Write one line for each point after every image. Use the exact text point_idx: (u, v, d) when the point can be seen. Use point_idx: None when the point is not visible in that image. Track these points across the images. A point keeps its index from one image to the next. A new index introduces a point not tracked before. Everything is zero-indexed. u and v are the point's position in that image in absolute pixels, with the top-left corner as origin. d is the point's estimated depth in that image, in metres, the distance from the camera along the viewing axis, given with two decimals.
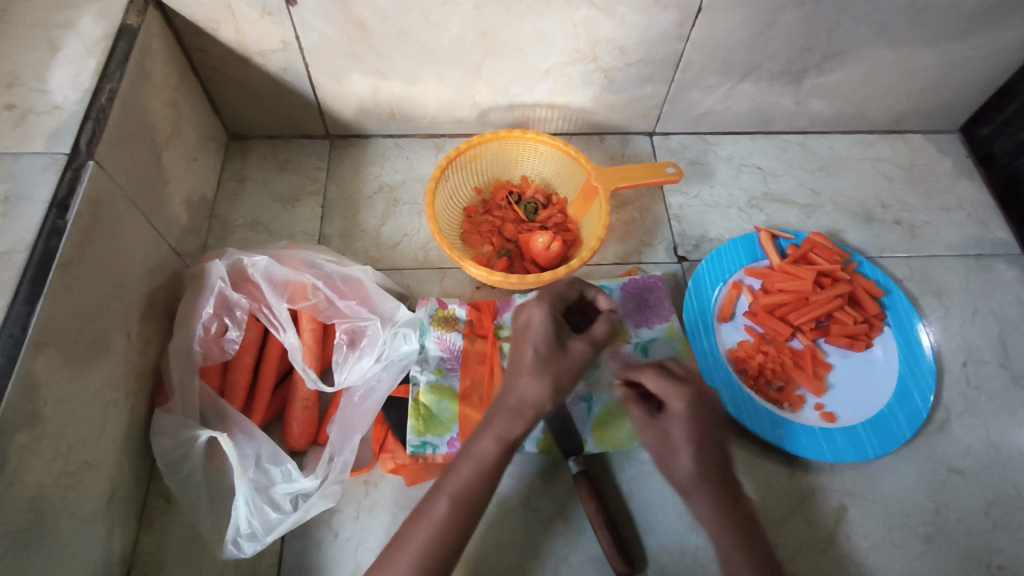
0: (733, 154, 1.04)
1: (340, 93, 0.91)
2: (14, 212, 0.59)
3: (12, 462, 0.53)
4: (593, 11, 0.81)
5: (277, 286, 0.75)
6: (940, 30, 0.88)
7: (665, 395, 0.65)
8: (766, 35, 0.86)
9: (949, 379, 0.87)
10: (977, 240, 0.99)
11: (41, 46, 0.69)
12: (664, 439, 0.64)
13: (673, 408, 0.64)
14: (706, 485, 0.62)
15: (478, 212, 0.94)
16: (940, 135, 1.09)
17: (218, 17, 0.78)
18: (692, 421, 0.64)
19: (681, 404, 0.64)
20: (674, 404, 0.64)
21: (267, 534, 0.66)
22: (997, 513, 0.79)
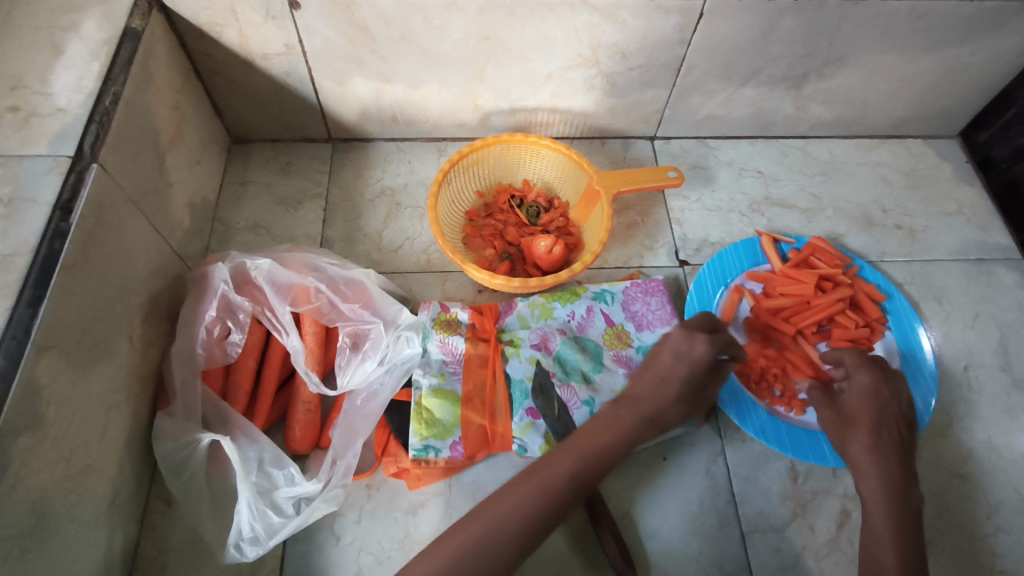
0: (734, 158, 1.04)
1: (343, 96, 0.92)
2: (18, 215, 0.59)
3: (15, 465, 0.52)
4: (595, 16, 0.81)
5: (280, 289, 0.75)
6: (940, 35, 0.88)
7: (852, 370, 0.77)
8: (768, 40, 0.87)
9: (950, 383, 0.87)
10: (977, 245, 0.99)
11: (45, 49, 0.69)
12: (843, 416, 0.75)
13: (859, 380, 0.76)
14: (874, 447, 0.72)
15: (480, 216, 0.94)
16: (939, 140, 1.09)
17: (221, 21, 0.79)
18: (865, 393, 0.75)
19: (865, 376, 0.76)
20: (860, 377, 0.76)
21: (270, 538, 0.66)
22: (999, 517, 0.79)
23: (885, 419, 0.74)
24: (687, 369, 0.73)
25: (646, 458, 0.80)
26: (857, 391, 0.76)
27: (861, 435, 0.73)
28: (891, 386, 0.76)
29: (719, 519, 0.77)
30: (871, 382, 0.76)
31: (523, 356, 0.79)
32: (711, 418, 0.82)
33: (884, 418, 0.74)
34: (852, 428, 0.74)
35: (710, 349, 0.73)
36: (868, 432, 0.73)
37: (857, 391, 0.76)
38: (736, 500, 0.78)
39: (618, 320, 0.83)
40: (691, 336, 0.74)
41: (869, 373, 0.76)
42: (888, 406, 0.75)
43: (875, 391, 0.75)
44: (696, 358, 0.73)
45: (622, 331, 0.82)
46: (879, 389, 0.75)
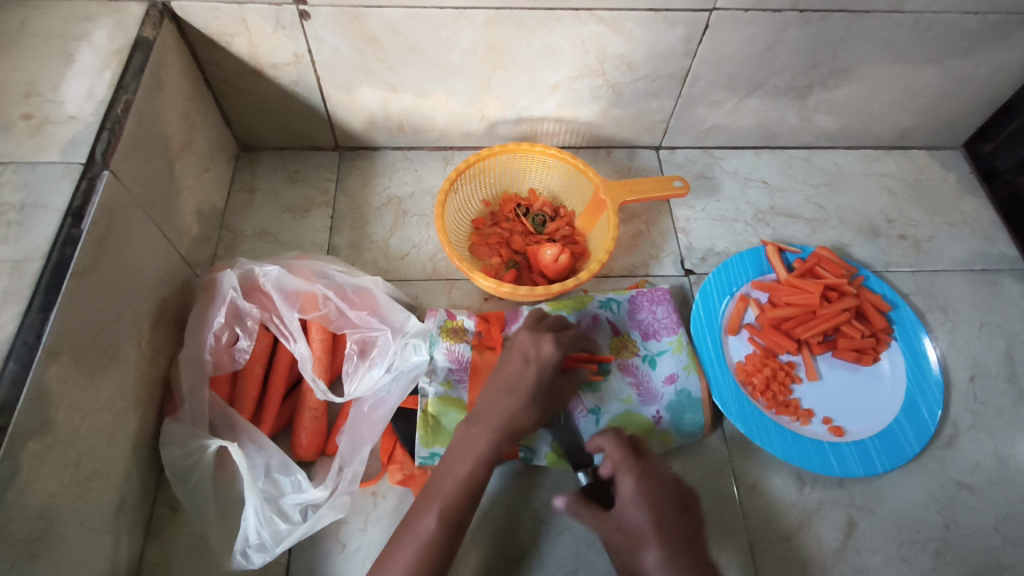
0: (739, 169, 1.05)
1: (350, 106, 0.92)
2: (30, 221, 0.60)
3: (23, 471, 0.52)
4: (602, 27, 0.82)
5: (288, 296, 0.76)
6: (943, 47, 0.89)
7: (617, 471, 0.71)
8: (773, 51, 0.87)
9: (956, 394, 0.87)
10: (981, 255, 0.99)
11: (58, 58, 0.70)
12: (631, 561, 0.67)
13: (625, 484, 0.70)
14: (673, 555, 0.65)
15: (486, 224, 0.94)
16: (944, 151, 1.10)
17: (232, 30, 0.79)
18: (631, 499, 0.69)
19: (631, 479, 0.70)
20: (626, 480, 0.70)
21: (276, 545, 0.65)
22: (1007, 529, 0.79)
23: (659, 520, 0.67)
24: (533, 370, 0.71)
25: None
26: (623, 499, 0.69)
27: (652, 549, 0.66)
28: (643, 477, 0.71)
29: (725, 530, 0.76)
30: (636, 487, 0.69)
31: None
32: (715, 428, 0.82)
33: (668, 517, 0.68)
34: (639, 543, 0.67)
35: (558, 349, 0.73)
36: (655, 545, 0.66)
37: (622, 503, 0.69)
38: (743, 511, 0.78)
39: (624, 328, 0.84)
40: (538, 337, 0.73)
41: (629, 473, 0.70)
42: (663, 506, 0.68)
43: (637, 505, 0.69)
44: (542, 358, 0.72)
45: (628, 339, 0.83)
46: (644, 491, 0.69)
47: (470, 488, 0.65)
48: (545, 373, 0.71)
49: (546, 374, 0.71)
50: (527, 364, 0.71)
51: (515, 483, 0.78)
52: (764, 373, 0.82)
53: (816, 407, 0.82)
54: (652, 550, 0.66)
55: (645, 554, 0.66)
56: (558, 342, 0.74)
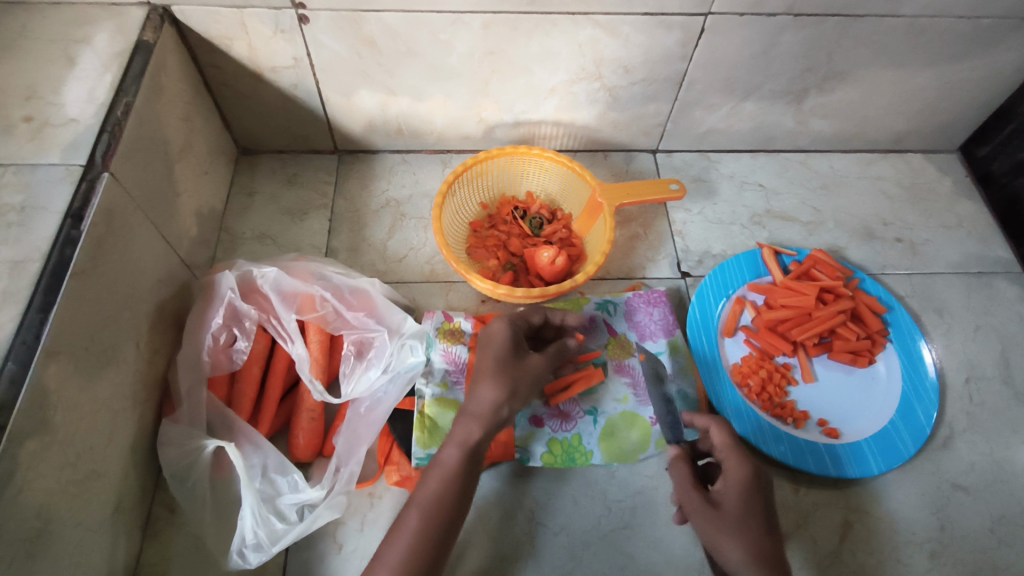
0: (735, 172, 1.05)
1: (349, 109, 0.93)
2: (30, 222, 0.60)
3: (21, 469, 0.53)
4: (599, 31, 0.82)
5: (286, 297, 0.76)
6: (938, 52, 0.90)
7: (727, 457, 0.68)
8: (768, 55, 0.88)
9: (952, 396, 0.87)
10: (977, 258, 1.00)
11: (59, 61, 0.71)
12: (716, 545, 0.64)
13: (735, 472, 0.66)
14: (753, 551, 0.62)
15: (483, 227, 0.95)
16: (939, 155, 1.10)
17: (232, 34, 0.80)
18: (737, 491, 0.66)
19: (745, 470, 0.66)
20: (738, 469, 0.66)
21: (273, 545, 0.66)
22: (1002, 531, 0.79)
23: (760, 524, 0.64)
24: (494, 352, 0.71)
25: (648, 468, 0.80)
26: (731, 487, 0.66)
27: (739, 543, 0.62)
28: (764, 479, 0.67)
29: None
30: (749, 479, 0.66)
31: None
32: None
33: (766, 520, 0.64)
34: (727, 532, 0.64)
35: (505, 325, 0.73)
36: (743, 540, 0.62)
37: (731, 489, 0.66)
38: None
39: (620, 330, 0.85)
40: (488, 325, 0.74)
41: (748, 465, 0.66)
42: (763, 511, 0.65)
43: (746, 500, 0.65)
44: (496, 339, 0.72)
45: (623, 341, 0.84)
46: (756, 487, 0.66)
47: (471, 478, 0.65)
48: (505, 351, 0.71)
49: (506, 352, 0.71)
50: (486, 350, 0.72)
51: (511, 484, 0.78)
52: (759, 375, 0.82)
53: (812, 409, 0.83)
54: (740, 542, 0.62)
55: (729, 542, 0.63)
56: (510, 323, 0.74)
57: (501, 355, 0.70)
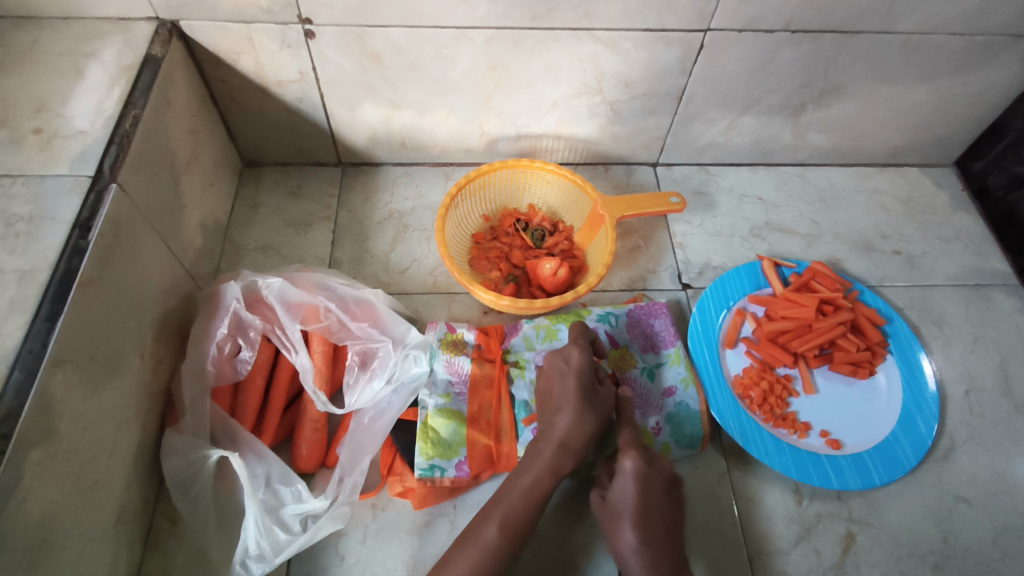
0: (734, 185, 1.06)
1: (353, 122, 0.94)
2: (38, 232, 0.61)
3: (26, 478, 0.53)
4: (599, 46, 0.84)
5: (290, 307, 0.76)
6: (932, 68, 0.91)
7: (620, 452, 0.72)
8: (766, 70, 0.90)
9: (952, 407, 0.88)
10: (975, 271, 1.01)
11: (69, 74, 0.72)
12: (606, 531, 0.70)
13: (625, 466, 0.70)
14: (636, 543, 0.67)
15: (486, 239, 0.96)
16: (935, 169, 1.12)
17: (239, 49, 0.81)
18: (626, 483, 0.70)
19: (629, 461, 0.70)
20: (623, 463, 0.71)
21: (276, 555, 0.65)
22: (1005, 543, 0.79)
23: (644, 513, 0.68)
24: (573, 380, 0.73)
25: None
26: (619, 479, 0.70)
27: (623, 531, 0.68)
28: (653, 466, 0.71)
29: (724, 542, 0.76)
30: (633, 470, 0.70)
31: (527, 378, 0.80)
32: (712, 440, 0.83)
33: (651, 505, 0.69)
34: (616, 523, 0.69)
35: (585, 355, 0.75)
36: (627, 530, 0.68)
37: (619, 482, 0.70)
38: (742, 523, 0.78)
39: (622, 341, 0.85)
40: (564, 351, 0.76)
41: (635, 457, 0.70)
42: (649, 498, 0.69)
43: (631, 484, 0.69)
44: (575, 366, 0.74)
45: (626, 352, 0.84)
46: (640, 478, 0.69)
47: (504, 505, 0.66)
48: (584, 380, 0.73)
49: (585, 380, 0.73)
50: (565, 377, 0.74)
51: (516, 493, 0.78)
52: (761, 386, 0.82)
53: (814, 420, 0.83)
54: (627, 530, 0.68)
55: (619, 530, 0.68)
56: (586, 347, 0.76)
57: (581, 383, 0.73)
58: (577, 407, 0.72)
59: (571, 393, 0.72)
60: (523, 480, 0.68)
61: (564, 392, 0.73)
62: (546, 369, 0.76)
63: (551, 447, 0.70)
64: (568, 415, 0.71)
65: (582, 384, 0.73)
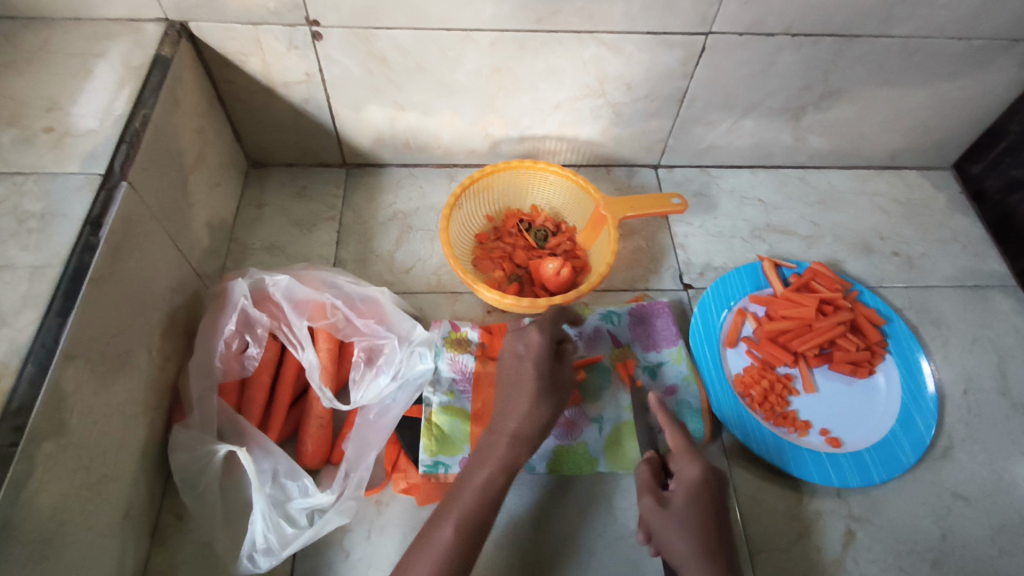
0: (735, 187, 1.07)
1: (358, 123, 0.95)
2: (50, 229, 0.61)
3: (38, 471, 0.54)
4: (602, 49, 0.85)
5: (297, 305, 0.77)
6: (930, 71, 0.93)
7: (681, 459, 0.70)
8: (767, 73, 0.91)
9: (951, 406, 0.89)
10: (973, 272, 1.02)
11: (79, 74, 0.73)
12: (658, 538, 0.66)
13: (689, 473, 0.68)
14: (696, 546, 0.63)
15: (489, 239, 0.97)
16: (933, 172, 1.13)
17: (247, 50, 0.82)
18: (688, 488, 0.67)
19: (695, 470, 0.68)
20: (688, 469, 0.69)
21: (283, 549, 0.66)
22: (1003, 540, 0.80)
23: (708, 522, 0.65)
24: (530, 364, 0.74)
25: None
26: (683, 486, 0.68)
27: (684, 539, 0.64)
28: (718, 479, 0.69)
29: None
30: (700, 478, 0.68)
31: None
32: (714, 438, 0.84)
33: (715, 517, 0.66)
34: (671, 528, 0.65)
35: (545, 337, 0.75)
36: (690, 538, 0.63)
37: (683, 487, 0.68)
38: (743, 520, 0.78)
39: (624, 340, 0.86)
40: (522, 332, 0.76)
41: (703, 467, 0.68)
42: (712, 514, 0.66)
43: (698, 488, 0.67)
44: (534, 350, 0.74)
45: (628, 351, 0.85)
46: (706, 486, 0.67)
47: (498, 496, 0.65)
48: (540, 363, 0.74)
49: (542, 364, 0.74)
50: (521, 360, 0.74)
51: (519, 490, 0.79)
52: (761, 385, 0.83)
53: (813, 419, 0.84)
54: (688, 536, 0.64)
55: (674, 538, 0.64)
56: (547, 331, 0.76)
57: (538, 367, 0.73)
58: (532, 394, 0.72)
59: (528, 377, 0.72)
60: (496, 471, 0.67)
61: (520, 378, 0.73)
62: (506, 352, 0.76)
63: (505, 439, 0.69)
64: (523, 402, 0.71)
65: (538, 367, 0.73)
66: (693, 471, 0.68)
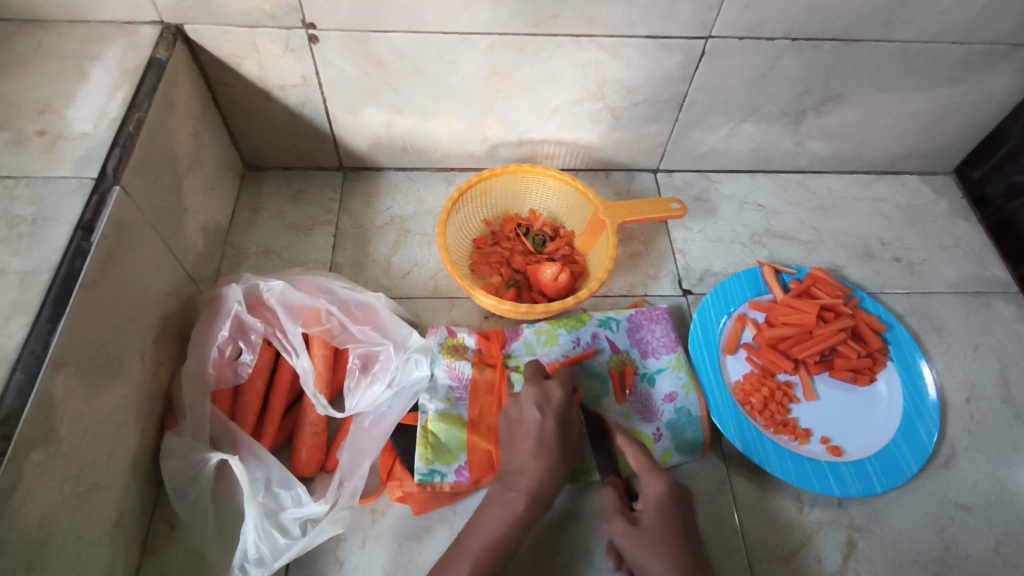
0: (735, 192, 1.07)
1: (355, 127, 0.94)
2: (41, 233, 0.61)
3: (26, 480, 0.53)
4: (601, 53, 0.84)
5: (292, 311, 0.76)
6: (931, 76, 0.92)
7: (644, 476, 0.69)
8: (767, 78, 0.90)
9: (953, 414, 0.88)
10: (974, 278, 1.01)
11: (74, 77, 0.72)
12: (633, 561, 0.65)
13: (653, 490, 0.68)
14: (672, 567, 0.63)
15: (487, 244, 0.96)
16: (934, 176, 1.12)
17: (243, 53, 0.82)
18: (655, 505, 0.67)
19: (661, 484, 0.68)
20: (654, 485, 0.68)
21: (275, 560, 0.65)
22: (1007, 551, 0.79)
23: (680, 538, 0.65)
24: (551, 419, 0.71)
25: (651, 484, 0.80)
26: (650, 503, 0.67)
27: (660, 558, 0.63)
28: (681, 492, 0.69)
29: (724, 549, 0.76)
30: (666, 492, 0.67)
31: None
32: (713, 446, 0.83)
33: (685, 529, 0.66)
34: (646, 549, 0.64)
35: (566, 393, 0.73)
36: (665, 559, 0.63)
37: (651, 505, 0.67)
38: (743, 530, 0.77)
39: (623, 346, 0.85)
40: (544, 386, 0.73)
41: (664, 480, 0.68)
42: (684, 523, 0.66)
43: (664, 503, 0.67)
44: (555, 403, 0.72)
45: (627, 357, 0.84)
46: (672, 500, 0.67)
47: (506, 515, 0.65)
48: (561, 422, 0.71)
49: (561, 422, 0.71)
50: (543, 414, 0.71)
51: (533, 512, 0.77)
52: (761, 393, 0.82)
53: (814, 427, 0.83)
54: (662, 555, 0.63)
55: (649, 559, 0.64)
56: (566, 387, 0.74)
57: (559, 426, 0.71)
58: (551, 452, 0.69)
59: (550, 433, 0.70)
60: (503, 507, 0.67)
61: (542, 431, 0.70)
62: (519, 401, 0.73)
63: (523, 498, 0.67)
64: (540, 461, 0.68)
65: (557, 423, 0.71)
66: (658, 488, 0.67)
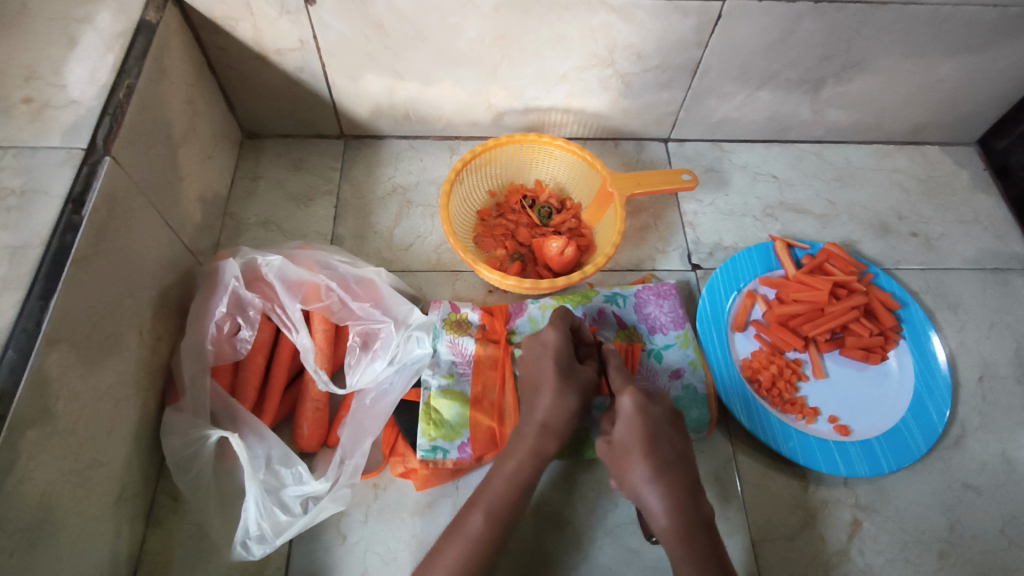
0: (748, 162, 1.03)
1: (356, 93, 0.91)
2: (30, 207, 0.59)
3: (23, 459, 0.52)
4: (612, 16, 0.80)
5: (290, 286, 0.75)
6: (961, 41, 0.87)
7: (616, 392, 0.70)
8: (786, 43, 0.86)
9: (965, 394, 0.86)
10: (993, 254, 0.98)
11: (60, 40, 0.69)
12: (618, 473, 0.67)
13: (624, 404, 0.68)
14: (651, 479, 0.64)
15: (491, 216, 0.94)
16: (957, 147, 1.08)
17: (237, 15, 0.78)
18: (627, 421, 0.67)
19: (629, 398, 0.68)
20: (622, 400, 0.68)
21: (276, 537, 0.65)
22: (1013, 532, 0.78)
23: (653, 441, 0.66)
24: (550, 361, 0.70)
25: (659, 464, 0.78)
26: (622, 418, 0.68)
27: (637, 464, 0.65)
28: (654, 403, 0.69)
29: (728, 527, 0.76)
30: (635, 406, 0.67)
31: None
32: (720, 424, 0.81)
33: (658, 436, 0.66)
34: (626, 459, 0.66)
35: (560, 334, 0.72)
36: (642, 467, 0.64)
37: (622, 419, 0.68)
38: (747, 508, 0.77)
39: (630, 322, 0.83)
40: (540, 332, 0.73)
41: (632, 393, 0.68)
42: (656, 428, 0.67)
43: (637, 414, 0.67)
44: (551, 346, 0.71)
45: (633, 333, 0.83)
46: (644, 413, 0.67)
47: (509, 492, 0.65)
48: (561, 359, 0.70)
49: (562, 358, 0.70)
50: (544, 351, 0.71)
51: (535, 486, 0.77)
52: (770, 370, 0.81)
53: (822, 405, 0.82)
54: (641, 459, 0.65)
55: (630, 467, 0.65)
56: (563, 329, 0.73)
57: (558, 362, 0.70)
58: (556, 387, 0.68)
59: (549, 373, 0.69)
60: (507, 465, 0.65)
61: (542, 372, 0.70)
62: (525, 354, 0.73)
63: (533, 430, 0.67)
64: (547, 396, 0.68)
65: (559, 365, 0.70)
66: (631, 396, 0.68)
